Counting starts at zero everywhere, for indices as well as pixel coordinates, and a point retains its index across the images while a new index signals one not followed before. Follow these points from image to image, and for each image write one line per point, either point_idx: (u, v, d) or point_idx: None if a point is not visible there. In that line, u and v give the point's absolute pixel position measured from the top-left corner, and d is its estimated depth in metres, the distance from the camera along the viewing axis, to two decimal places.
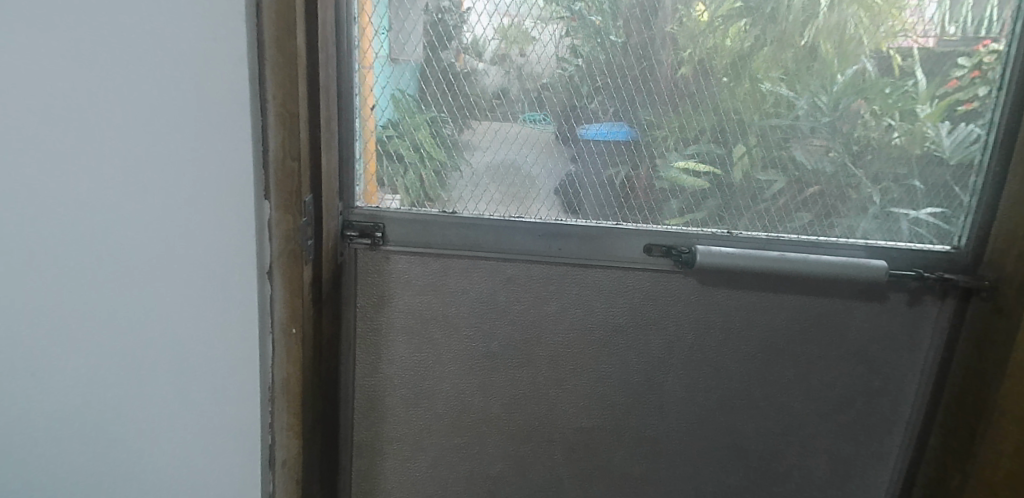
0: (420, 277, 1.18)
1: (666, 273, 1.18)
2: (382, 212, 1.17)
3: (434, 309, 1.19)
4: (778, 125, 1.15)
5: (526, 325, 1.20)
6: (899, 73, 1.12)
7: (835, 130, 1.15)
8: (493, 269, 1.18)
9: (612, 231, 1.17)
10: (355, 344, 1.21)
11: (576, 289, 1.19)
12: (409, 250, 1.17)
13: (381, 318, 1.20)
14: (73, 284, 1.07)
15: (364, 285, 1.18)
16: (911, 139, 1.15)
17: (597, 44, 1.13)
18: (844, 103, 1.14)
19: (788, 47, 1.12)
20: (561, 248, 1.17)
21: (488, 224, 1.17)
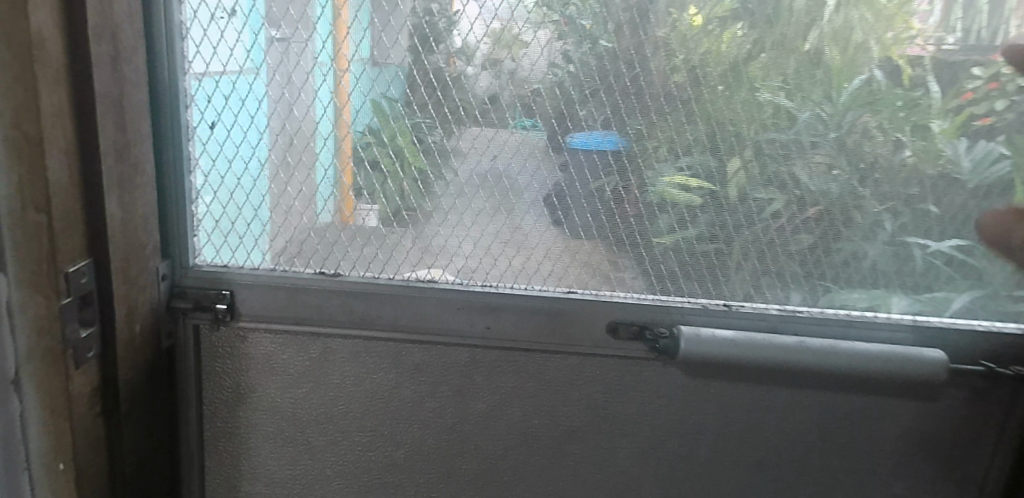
0: (293, 361, 1.07)
1: (566, 359, 1.06)
2: (223, 271, 1.04)
3: (314, 405, 1.09)
4: (784, 138, 1.01)
5: (416, 416, 1.09)
6: (908, 83, 0.99)
7: (841, 146, 1.01)
8: (394, 354, 1.06)
9: (554, 303, 1.04)
10: (221, 430, 1.10)
11: (471, 377, 1.07)
12: (269, 328, 1.05)
13: (250, 403, 1.09)
14: None
15: (225, 365, 1.07)
16: (925, 157, 1.01)
17: (591, 50, 0.99)
18: (851, 116, 1.00)
19: (789, 52, 0.99)
20: (454, 327, 1.05)
21: (403, 300, 1.04)
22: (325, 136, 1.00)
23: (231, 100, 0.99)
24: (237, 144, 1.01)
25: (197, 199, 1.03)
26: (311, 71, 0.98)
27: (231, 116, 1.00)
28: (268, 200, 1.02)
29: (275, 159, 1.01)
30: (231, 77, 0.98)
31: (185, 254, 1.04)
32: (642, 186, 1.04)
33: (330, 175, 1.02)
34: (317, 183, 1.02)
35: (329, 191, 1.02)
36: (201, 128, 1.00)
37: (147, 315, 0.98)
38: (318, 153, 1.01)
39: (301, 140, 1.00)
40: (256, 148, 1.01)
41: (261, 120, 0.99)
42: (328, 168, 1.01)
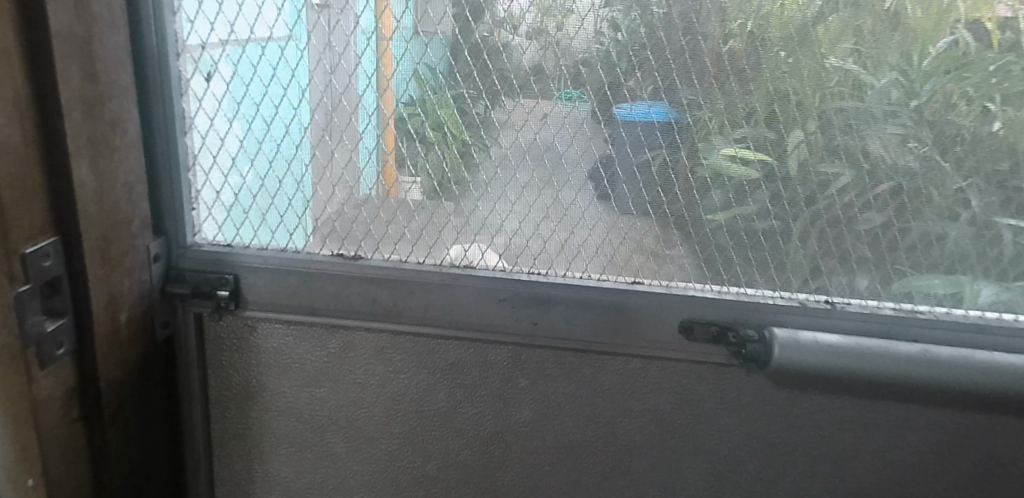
0: (308, 355, 1.05)
1: (588, 357, 1.01)
2: (225, 252, 1.01)
3: (331, 403, 1.07)
4: (861, 109, 0.91)
5: (435, 414, 1.06)
6: (998, 46, 0.88)
7: (921, 117, 0.91)
8: (425, 352, 1.03)
9: (574, 295, 0.99)
10: (231, 422, 1.09)
11: (490, 375, 1.03)
12: (275, 315, 1.03)
13: (260, 394, 1.07)
14: None
15: (233, 355, 1.06)
16: (1015, 130, 0.90)
17: (641, 17, 0.91)
18: (931, 84, 0.90)
19: (864, 12, 0.88)
20: (468, 320, 1.00)
21: (416, 288, 1.00)
22: (368, 106, 0.95)
23: (262, 64, 0.94)
24: (266, 111, 0.96)
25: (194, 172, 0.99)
26: (354, 34, 0.92)
27: (242, 85, 0.95)
28: (309, 172, 0.98)
29: (316, 129, 0.96)
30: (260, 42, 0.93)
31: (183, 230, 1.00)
32: (696, 160, 0.95)
33: (374, 148, 0.97)
34: (360, 155, 0.97)
35: (372, 164, 0.98)
36: (218, 90, 0.96)
37: (138, 297, 0.96)
38: (361, 125, 0.96)
39: (344, 110, 0.95)
40: (297, 114, 0.96)
41: (300, 86, 0.95)
42: (371, 140, 0.97)
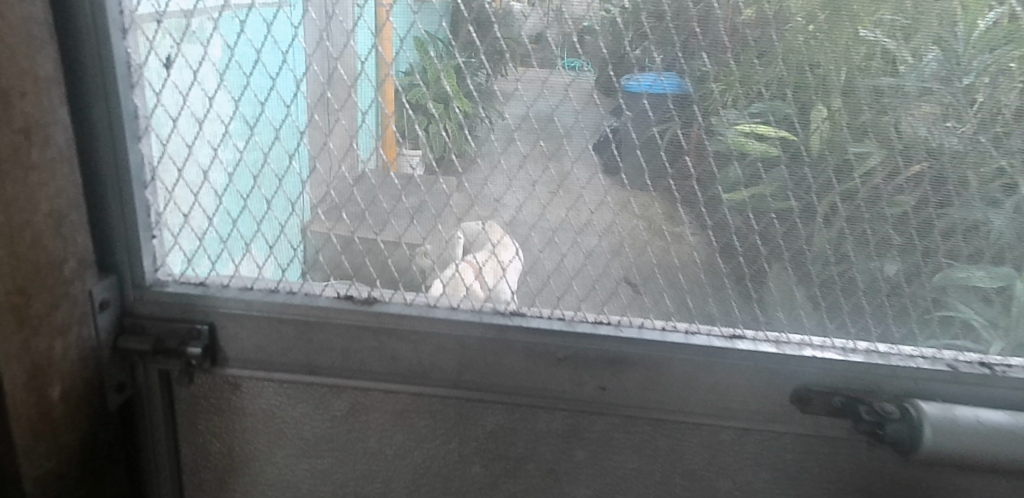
0: (302, 416, 0.99)
1: (602, 424, 0.95)
2: (193, 294, 0.95)
3: (334, 470, 1.02)
4: (897, 85, 0.82)
5: (441, 480, 1.00)
6: None
7: (966, 92, 0.81)
8: (457, 417, 0.97)
9: (574, 352, 0.91)
10: (214, 481, 1.04)
11: (496, 442, 0.97)
12: (256, 369, 0.97)
13: (247, 454, 1.02)
14: None
15: (213, 413, 1.01)
16: None
17: None
18: (980, 60, 0.80)
19: None
20: (464, 380, 0.95)
21: (400, 338, 0.94)
22: (367, 74, 0.86)
23: (243, 44, 0.87)
24: (247, 110, 0.90)
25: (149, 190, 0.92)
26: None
27: (212, 73, 0.88)
28: (308, 150, 0.90)
29: (314, 103, 0.88)
30: (241, 15, 0.86)
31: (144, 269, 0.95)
32: (713, 134, 0.86)
33: (373, 119, 0.88)
34: (358, 126, 0.88)
35: (371, 135, 0.89)
36: (190, 84, 0.89)
37: (81, 356, 0.89)
38: (360, 95, 0.87)
39: (343, 80, 0.87)
40: (291, 114, 0.89)
41: (295, 76, 0.87)
42: (370, 109, 0.88)
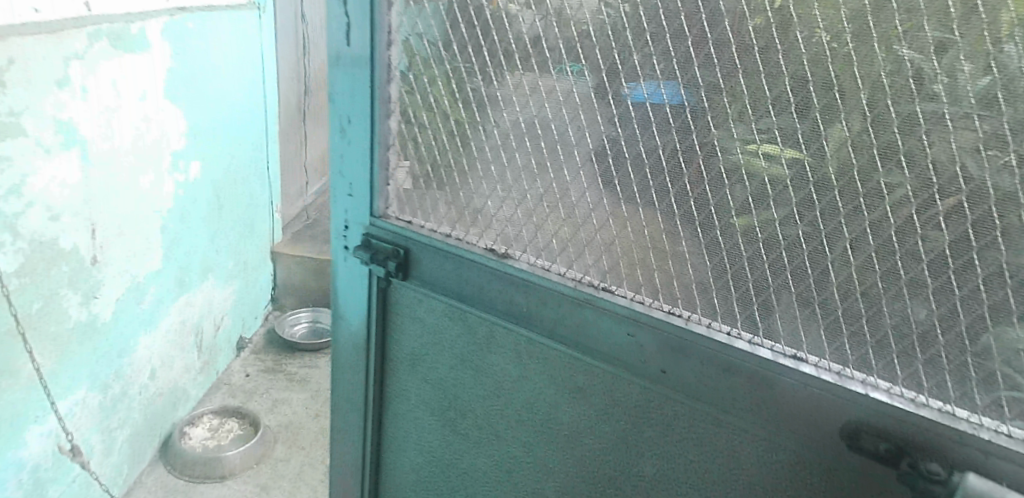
0: (459, 347, 0.59)
1: (635, 399, 0.49)
2: (409, 230, 0.57)
3: (486, 391, 0.59)
4: (982, 97, 0.33)
5: (535, 442, 0.57)
6: None
7: None
8: (607, 387, 0.50)
9: (561, 302, 0.50)
10: (407, 402, 0.66)
11: (563, 402, 0.54)
12: (455, 302, 0.57)
13: (437, 384, 0.63)
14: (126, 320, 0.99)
15: (421, 345, 0.62)
16: None
17: None
18: None
19: None
20: (519, 312, 0.53)
21: (480, 278, 0.54)
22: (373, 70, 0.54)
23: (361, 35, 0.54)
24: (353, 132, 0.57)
25: (391, 154, 0.57)
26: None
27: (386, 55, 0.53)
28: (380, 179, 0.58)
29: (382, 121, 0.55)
30: None
31: (366, 195, 0.59)
32: (737, 185, 0.40)
33: (376, 137, 0.56)
34: (363, 147, 0.57)
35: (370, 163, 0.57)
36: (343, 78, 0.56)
37: None
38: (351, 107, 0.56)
39: (359, 78, 0.55)
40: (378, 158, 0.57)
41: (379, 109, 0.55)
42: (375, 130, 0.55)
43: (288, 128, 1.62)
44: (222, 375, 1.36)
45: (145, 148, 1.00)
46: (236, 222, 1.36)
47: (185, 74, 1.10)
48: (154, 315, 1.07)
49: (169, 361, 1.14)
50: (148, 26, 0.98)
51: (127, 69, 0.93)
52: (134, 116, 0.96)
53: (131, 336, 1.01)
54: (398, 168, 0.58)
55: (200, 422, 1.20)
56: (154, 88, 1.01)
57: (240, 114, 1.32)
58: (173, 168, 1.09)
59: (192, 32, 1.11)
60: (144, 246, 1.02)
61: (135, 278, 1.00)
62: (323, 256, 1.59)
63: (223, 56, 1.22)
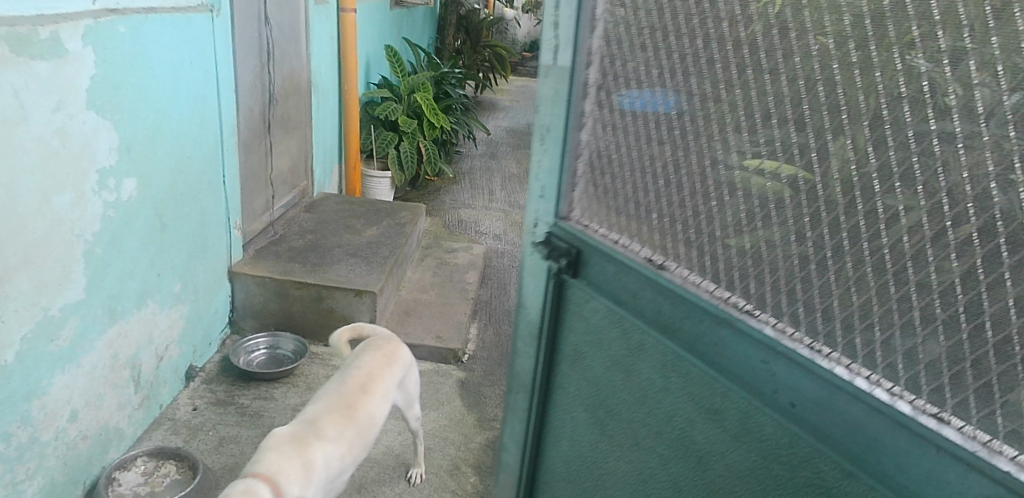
0: (614, 350, 0.64)
1: (772, 434, 0.49)
2: (582, 233, 0.66)
3: (632, 400, 0.63)
4: None
5: (671, 456, 0.59)
6: None
7: None
8: (744, 413, 0.51)
9: (706, 318, 0.53)
10: (571, 398, 0.72)
11: (700, 422, 0.55)
12: (615, 306, 0.62)
13: (591, 382, 0.68)
14: (32, 358, 0.88)
15: (584, 342, 0.68)
16: None
17: None
18: None
19: None
20: (667, 323, 0.57)
21: (638, 285, 0.59)
22: (570, 97, 0.64)
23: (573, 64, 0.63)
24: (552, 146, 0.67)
25: (580, 163, 0.66)
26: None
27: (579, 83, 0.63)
28: (569, 187, 0.67)
29: (578, 139, 0.65)
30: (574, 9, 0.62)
31: (554, 198, 0.68)
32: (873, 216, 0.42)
33: (568, 157, 0.66)
34: (561, 161, 0.67)
35: (561, 176, 0.67)
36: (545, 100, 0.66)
37: None
38: (550, 124, 0.67)
39: (556, 98, 0.65)
40: (574, 169, 0.66)
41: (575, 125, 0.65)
42: (565, 148, 0.66)
43: (249, 137, 1.52)
44: (165, 409, 1.25)
45: (65, 165, 0.90)
46: (182, 243, 1.25)
47: (114, 82, 0.99)
48: (76, 351, 0.96)
49: (97, 401, 1.03)
50: (63, 30, 0.87)
51: (34, 77, 0.83)
52: (46, 130, 0.85)
53: (42, 376, 0.90)
54: (582, 176, 0.67)
55: (132, 466, 1.08)
56: (71, 99, 0.90)
57: (184, 126, 1.21)
58: (100, 187, 0.98)
59: (124, 37, 1.00)
60: (61, 276, 0.91)
61: (47, 312, 0.89)
62: (283, 276, 1.50)
63: (164, 63, 1.12)
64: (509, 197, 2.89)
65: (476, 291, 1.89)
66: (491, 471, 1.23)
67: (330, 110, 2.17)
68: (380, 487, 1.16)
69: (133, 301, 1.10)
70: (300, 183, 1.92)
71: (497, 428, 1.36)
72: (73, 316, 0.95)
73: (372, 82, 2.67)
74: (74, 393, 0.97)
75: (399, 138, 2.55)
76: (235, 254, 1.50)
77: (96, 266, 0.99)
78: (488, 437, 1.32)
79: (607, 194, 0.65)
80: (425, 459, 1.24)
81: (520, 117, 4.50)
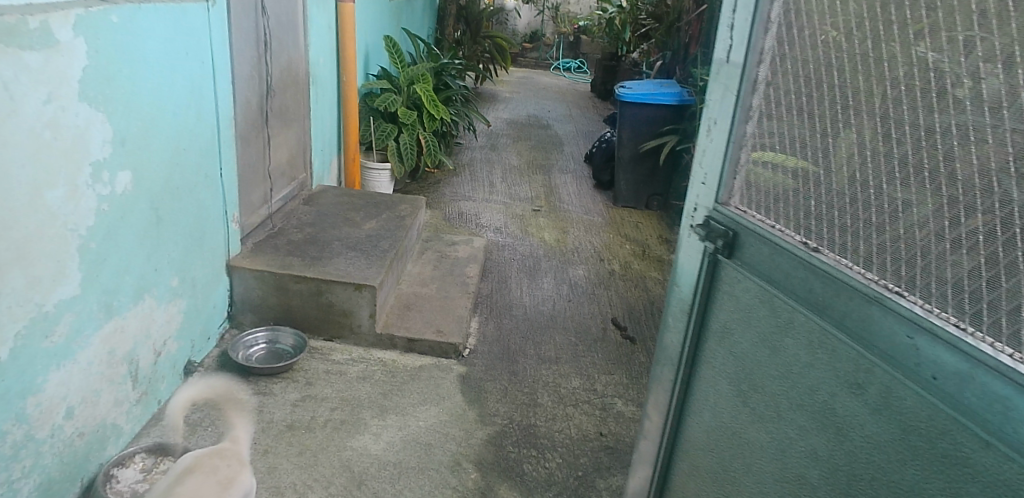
0: (763, 326, 0.68)
1: (913, 407, 0.52)
2: (741, 218, 0.71)
3: (777, 373, 0.67)
4: None
5: (811, 427, 0.63)
6: None
7: None
8: (886, 388, 0.54)
9: (855, 296, 0.56)
10: (716, 371, 0.76)
11: (842, 396, 0.58)
12: (766, 284, 0.67)
13: (737, 356, 0.72)
14: (24, 354, 0.86)
15: (733, 319, 0.73)
16: None
17: None
18: None
19: None
20: (815, 301, 0.61)
21: (790, 265, 0.64)
22: (739, 92, 0.70)
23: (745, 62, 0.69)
24: (717, 135, 0.74)
25: (743, 153, 0.72)
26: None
27: (746, 79, 0.70)
28: (726, 174, 0.73)
29: (741, 129, 0.71)
30: (747, 13, 0.69)
31: (716, 185, 0.74)
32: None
33: (728, 146, 0.72)
34: (723, 150, 0.73)
35: (722, 164, 0.73)
36: (715, 94, 0.74)
37: None
38: (715, 116, 0.74)
39: (726, 93, 0.72)
40: (736, 156, 0.72)
41: (740, 116, 0.71)
42: (729, 137, 0.72)
43: (246, 129, 1.50)
44: (163, 405, 1.24)
45: (59, 156, 0.89)
46: (180, 236, 1.23)
47: (107, 73, 0.97)
48: (71, 347, 0.95)
49: (94, 397, 1.02)
50: (53, 20, 0.85)
51: (24, 68, 0.81)
52: (37, 122, 0.84)
53: (38, 372, 0.89)
54: (744, 165, 0.73)
55: (130, 462, 1.07)
56: (63, 90, 0.88)
57: (181, 117, 1.19)
58: (94, 180, 0.96)
59: (117, 28, 0.98)
60: (55, 270, 0.90)
61: (41, 308, 0.88)
62: (281, 270, 1.48)
63: (159, 53, 1.10)
64: (509, 189, 2.87)
65: (477, 285, 1.88)
66: (492, 467, 1.22)
67: (328, 103, 2.16)
68: (380, 483, 1.14)
69: (130, 295, 1.09)
70: (298, 176, 1.91)
71: (498, 423, 1.34)
72: (67, 308, 0.93)
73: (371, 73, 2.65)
74: (69, 388, 0.95)
75: (399, 130, 2.54)
76: (233, 248, 1.49)
77: (91, 260, 0.97)
78: (490, 433, 1.31)
79: (768, 184, 0.70)
80: (426, 454, 1.23)
81: (519, 109, 4.47)
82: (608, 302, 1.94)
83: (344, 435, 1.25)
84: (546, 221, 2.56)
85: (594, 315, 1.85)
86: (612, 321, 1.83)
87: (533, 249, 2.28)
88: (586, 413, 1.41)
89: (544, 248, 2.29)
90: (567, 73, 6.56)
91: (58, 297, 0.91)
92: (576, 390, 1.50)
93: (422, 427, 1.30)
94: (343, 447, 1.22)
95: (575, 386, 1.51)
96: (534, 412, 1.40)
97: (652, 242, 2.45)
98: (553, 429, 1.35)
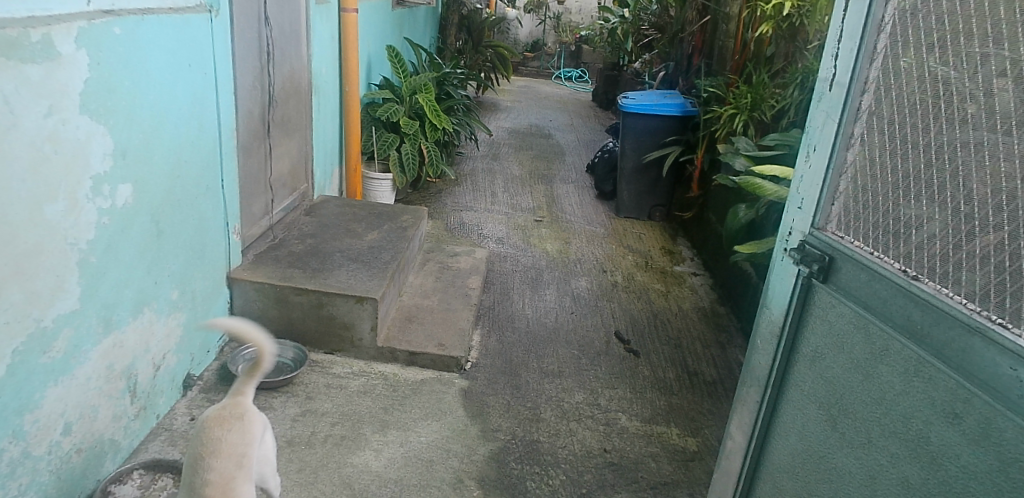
0: (856, 352, 0.70)
1: (1013, 438, 0.53)
2: (838, 244, 0.75)
3: (869, 398, 0.68)
4: None
5: (902, 455, 0.64)
6: None
7: None
8: (983, 419, 0.55)
9: (956, 325, 0.59)
10: (806, 394, 0.79)
11: (939, 425, 0.60)
12: (862, 311, 0.70)
13: (828, 381, 0.75)
14: (18, 370, 0.84)
15: (826, 343, 0.76)
16: None
17: None
18: None
19: None
20: (914, 329, 0.63)
21: (889, 293, 0.67)
22: (841, 123, 0.74)
23: (847, 93, 0.74)
24: (819, 161, 0.78)
25: (841, 182, 0.76)
26: (891, 10, 0.70)
27: (847, 110, 0.74)
28: (824, 199, 0.78)
29: (842, 157, 0.75)
30: (851, 46, 0.73)
31: (813, 211, 0.79)
32: None
33: (828, 173, 0.77)
34: (822, 176, 0.78)
35: (821, 189, 0.78)
36: (817, 122, 0.79)
37: None
38: (817, 143, 0.79)
39: (828, 122, 0.76)
40: (836, 182, 0.77)
41: (840, 144, 0.75)
42: (829, 165, 0.77)
43: (248, 140, 1.50)
44: (162, 420, 1.22)
45: (63, 170, 0.88)
46: (180, 249, 1.22)
47: (110, 85, 0.96)
48: (70, 362, 0.93)
49: (92, 412, 1.00)
50: (55, 32, 0.84)
51: (25, 81, 0.80)
52: (38, 135, 0.83)
53: (36, 388, 0.87)
54: (842, 193, 0.76)
55: (128, 478, 1.05)
56: (65, 103, 0.87)
57: (183, 128, 1.19)
58: (95, 193, 0.95)
59: (120, 39, 0.97)
60: (54, 286, 0.88)
61: (39, 324, 0.86)
62: (282, 282, 1.47)
63: (164, 65, 1.10)
64: (511, 200, 2.86)
65: (479, 297, 1.86)
66: (495, 484, 1.20)
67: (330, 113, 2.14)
68: None
69: (129, 307, 1.07)
70: (300, 186, 1.90)
71: (500, 439, 1.33)
72: (64, 322, 0.91)
73: (374, 83, 2.64)
74: (65, 403, 0.93)
75: (401, 139, 2.53)
76: (233, 260, 1.47)
77: (91, 274, 0.96)
78: (492, 448, 1.29)
79: (863, 210, 0.73)
80: (427, 472, 1.21)
81: (519, 118, 4.46)
82: (611, 314, 1.93)
83: (345, 451, 1.23)
84: (548, 231, 2.54)
85: (597, 328, 1.84)
86: (615, 334, 1.81)
87: (535, 260, 2.26)
88: (589, 428, 1.40)
89: (546, 259, 2.28)
90: (567, 82, 6.56)
91: (56, 311, 0.90)
92: (579, 404, 1.48)
93: (425, 442, 1.29)
94: (343, 464, 1.20)
95: (578, 400, 1.50)
96: (537, 427, 1.38)
97: (654, 253, 2.44)
98: (557, 444, 1.34)
